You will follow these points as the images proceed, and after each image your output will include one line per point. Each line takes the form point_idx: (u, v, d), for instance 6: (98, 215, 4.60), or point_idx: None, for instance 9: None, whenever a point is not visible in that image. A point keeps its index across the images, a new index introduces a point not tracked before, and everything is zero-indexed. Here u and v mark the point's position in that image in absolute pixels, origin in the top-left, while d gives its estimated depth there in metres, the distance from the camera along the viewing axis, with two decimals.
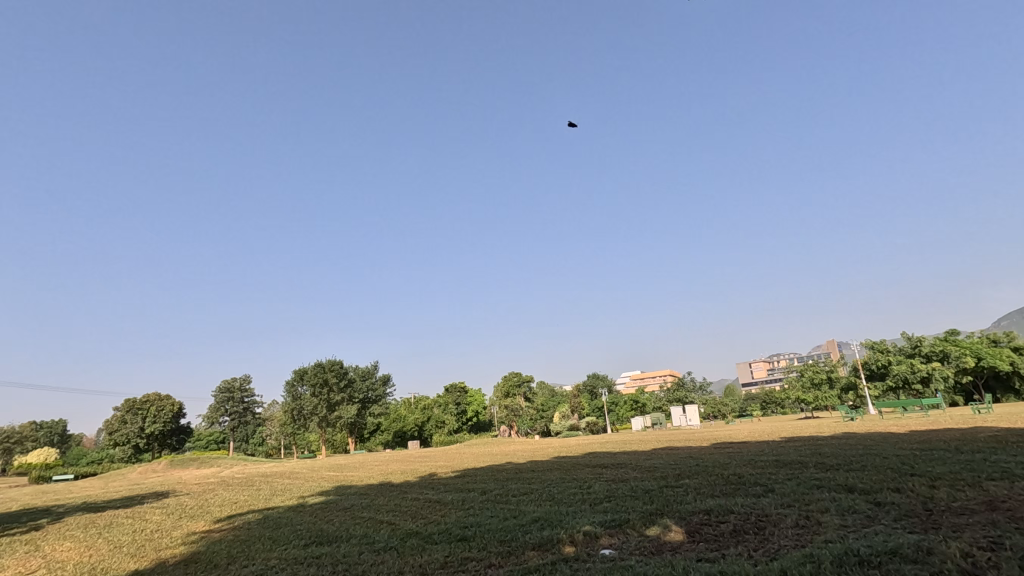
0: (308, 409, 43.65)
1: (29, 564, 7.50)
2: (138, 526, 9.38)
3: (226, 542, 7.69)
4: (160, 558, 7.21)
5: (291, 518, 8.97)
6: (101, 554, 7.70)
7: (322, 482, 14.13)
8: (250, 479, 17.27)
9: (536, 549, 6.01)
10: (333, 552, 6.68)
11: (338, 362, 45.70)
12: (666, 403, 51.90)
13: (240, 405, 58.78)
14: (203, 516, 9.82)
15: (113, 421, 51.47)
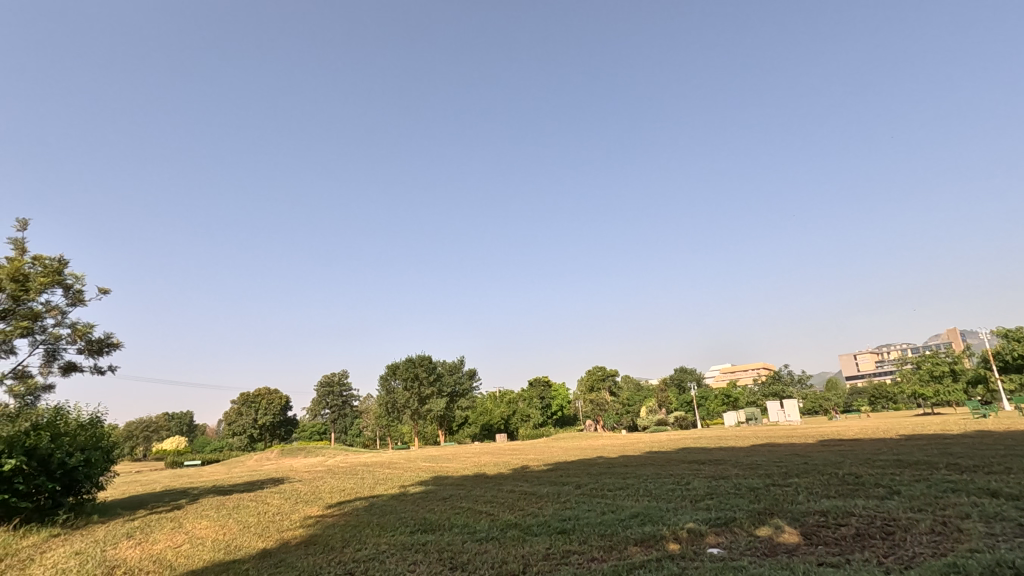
0: (401, 402, 45.84)
1: (175, 539, 8.44)
2: (262, 508, 10.27)
3: (339, 527, 8.24)
4: (283, 538, 7.86)
5: (395, 505, 9.44)
6: (233, 533, 8.52)
7: (420, 472, 14.77)
8: (353, 468, 18.38)
9: (638, 544, 5.91)
10: (438, 540, 6.96)
11: (427, 357, 47.46)
12: (761, 397, 49.00)
13: (340, 398, 62.80)
14: (317, 501, 10.58)
15: (232, 413, 56.94)
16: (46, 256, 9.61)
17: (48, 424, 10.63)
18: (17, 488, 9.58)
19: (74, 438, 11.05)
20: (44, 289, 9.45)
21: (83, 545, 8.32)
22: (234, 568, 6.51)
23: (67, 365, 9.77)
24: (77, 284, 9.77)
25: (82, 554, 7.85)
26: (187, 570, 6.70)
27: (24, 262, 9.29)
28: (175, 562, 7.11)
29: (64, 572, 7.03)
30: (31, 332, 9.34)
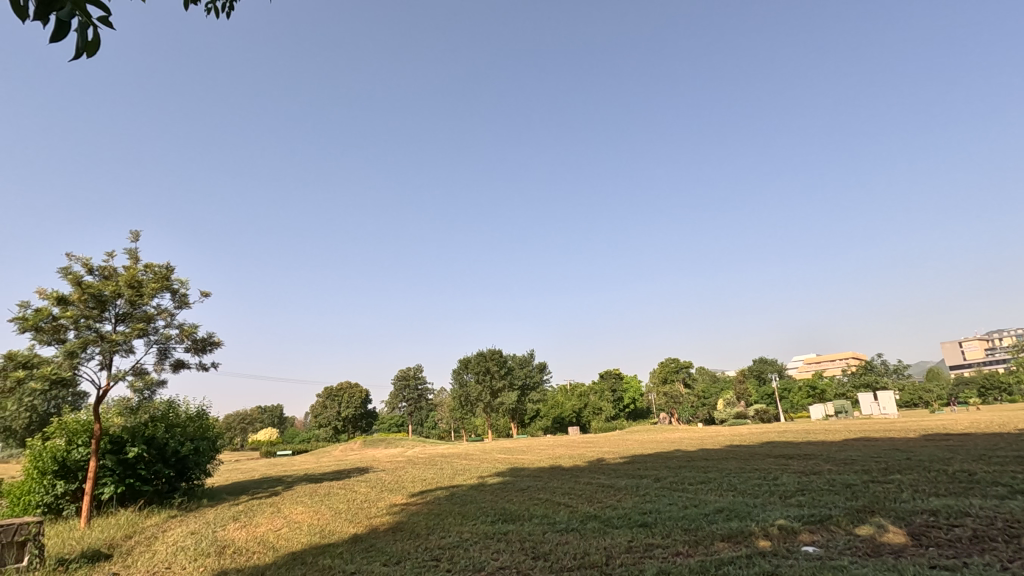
0: (474, 396, 46.82)
1: (275, 522, 9.10)
2: (350, 496, 10.86)
3: (422, 514, 8.55)
4: (372, 524, 8.27)
5: (475, 495, 9.67)
6: (326, 518, 9.07)
7: (497, 463, 15.06)
8: (432, 459, 19.01)
9: (725, 540, 5.72)
10: (518, 529, 7.06)
11: (498, 351, 48.00)
12: (851, 389, 45.84)
13: (415, 391, 65.07)
14: (401, 490, 11.04)
15: (318, 406, 60.48)
16: (155, 264, 10.55)
17: (162, 416, 11.77)
18: (139, 473, 10.70)
19: (185, 428, 12.16)
20: (155, 293, 10.40)
21: (197, 526, 9.15)
22: (329, 550, 6.94)
23: (176, 362, 10.73)
24: (182, 288, 10.66)
25: (197, 534, 8.64)
26: (288, 551, 7.21)
27: (138, 270, 10.25)
28: (277, 544, 7.67)
29: (183, 549, 7.76)
30: (146, 333, 10.31)
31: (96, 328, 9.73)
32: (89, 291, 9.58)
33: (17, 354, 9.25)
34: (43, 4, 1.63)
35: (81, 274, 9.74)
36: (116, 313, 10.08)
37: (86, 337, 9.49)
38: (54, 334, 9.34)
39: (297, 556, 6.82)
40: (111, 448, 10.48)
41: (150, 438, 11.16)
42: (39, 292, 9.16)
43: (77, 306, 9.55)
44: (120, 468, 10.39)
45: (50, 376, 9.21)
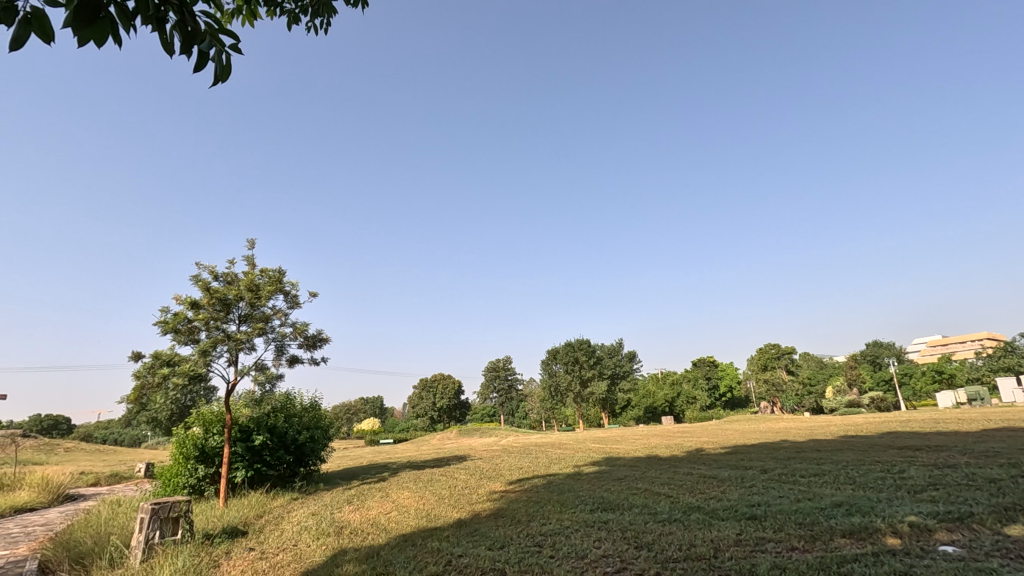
0: (564, 385, 46.96)
1: (385, 506, 9.70)
2: (452, 482, 11.33)
3: (522, 501, 8.72)
4: (474, 510, 8.57)
5: (572, 484, 9.71)
6: (431, 503, 9.52)
7: (591, 453, 15.00)
8: (526, 448, 19.26)
9: (847, 536, 5.33)
10: (619, 518, 7.01)
11: (586, 340, 47.53)
12: (988, 373, 40.79)
13: (506, 382, 66.66)
14: (499, 477, 11.32)
15: (415, 397, 63.60)
16: (270, 268, 11.52)
17: (282, 407, 12.86)
18: (265, 459, 11.79)
19: (301, 418, 13.22)
20: (271, 295, 11.37)
21: (317, 508, 9.94)
22: (437, 533, 7.29)
23: (291, 358, 11.68)
24: (293, 290, 11.55)
25: (317, 514, 9.40)
26: (399, 533, 7.66)
27: (255, 274, 11.26)
28: (388, 526, 8.17)
29: (305, 528, 8.47)
30: (265, 332, 11.30)
31: (224, 328, 10.81)
32: (216, 295, 10.68)
33: (161, 353, 10.50)
34: (187, 38, 1.84)
35: (209, 280, 10.86)
36: (239, 315, 11.14)
37: (216, 337, 10.58)
38: (189, 335, 10.49)
39: (408, 538, 7.23)
40: (240, 436, 11.63)
41: (272, 427, 12.26)
42: (176, 297, 10.35)
43: (207, 309, 10.66)
44: (249, 454, 11.51)
45: (189, 372, 10.39)
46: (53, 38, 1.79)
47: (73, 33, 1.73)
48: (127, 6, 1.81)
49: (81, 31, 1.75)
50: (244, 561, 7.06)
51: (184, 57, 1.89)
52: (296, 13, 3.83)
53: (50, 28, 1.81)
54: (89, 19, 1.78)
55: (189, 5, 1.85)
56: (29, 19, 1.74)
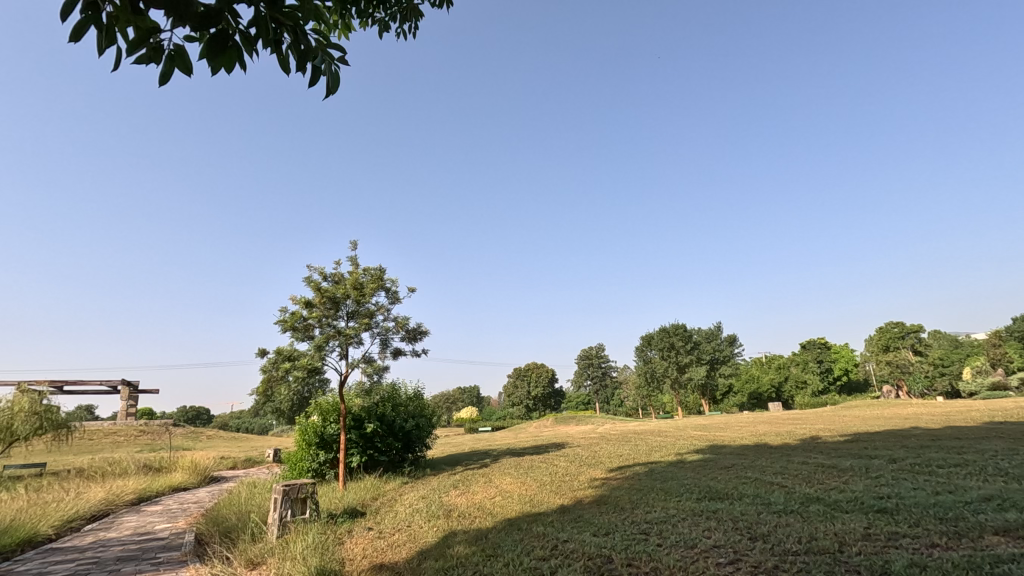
0: (660, 372, 45.64)
1: (490, 491, 10.02)
2: (552, 469, 11.45)
3: (624, 489, 8.64)
4: (577, 496, 8.61)
5: (676, 472, 9.45)
6: (534, 489, 9.70)
7: (694, 440, 14.50)
8: (624, 435, 18.99)
9: (1000, 534, 4.75)
10: (729, 508, 6.74)
11: (681, 325, 45.79)
12: None
13: (599, 369, 66.37)
14: (599, 465, 11.28)
15: (510, 386, 64.99)
16: (371, 267, 12.21)
17: (388, 397, 13.64)
18: (376, 445, 12.60)
19: (407, 407, 13.94)
20: (373, 292, 12.07)
21: (426, 491, 10.48)
22: (541, 519, 7.43)
23: (395, 350, 12.33)
24: (394, 286, 12.16)
25: (427, 498, 9.91)
26: (505, 517, 7.90)
27: (359, 274, 12.00)
28: (494, 510, 8.44)
29: (417, 511, 8.97)
30: (370, 327, 12.02)
31: (335, 325, 11.64)
32: (326, 294, 11.53)
33: (283, 349, 11.54)
34: (301, 55, 1.99)
35: (319, 280, 11.74)
36: (347, 312, 11.92)
37: (328, 333, 11.43)
38: (306, 332, 11.43)
39: (513, 522, 7.42)
40: (354, 424, 12.52)
41: (381, 415, 13.05)
42: (292, 297, 11.29)
43: (319, 308, 11.54)
44: (362, 441, 12.36)
45: (308, 365, 11.31)
46: (193, 70, 2.02)
47: (208, 64, 1.93)
48: (251, 34, 1.99)
49: (214, 61, 1.96)
50: (365, 540, 7.62)
51: (300, 74, 2.04)
52: (386, 21, 4.01)
53: (190, 61, 2.03)
54: (219, 49, 1.97)
55: (301, 25, 1.99)
56: (174, 56, 1.97)
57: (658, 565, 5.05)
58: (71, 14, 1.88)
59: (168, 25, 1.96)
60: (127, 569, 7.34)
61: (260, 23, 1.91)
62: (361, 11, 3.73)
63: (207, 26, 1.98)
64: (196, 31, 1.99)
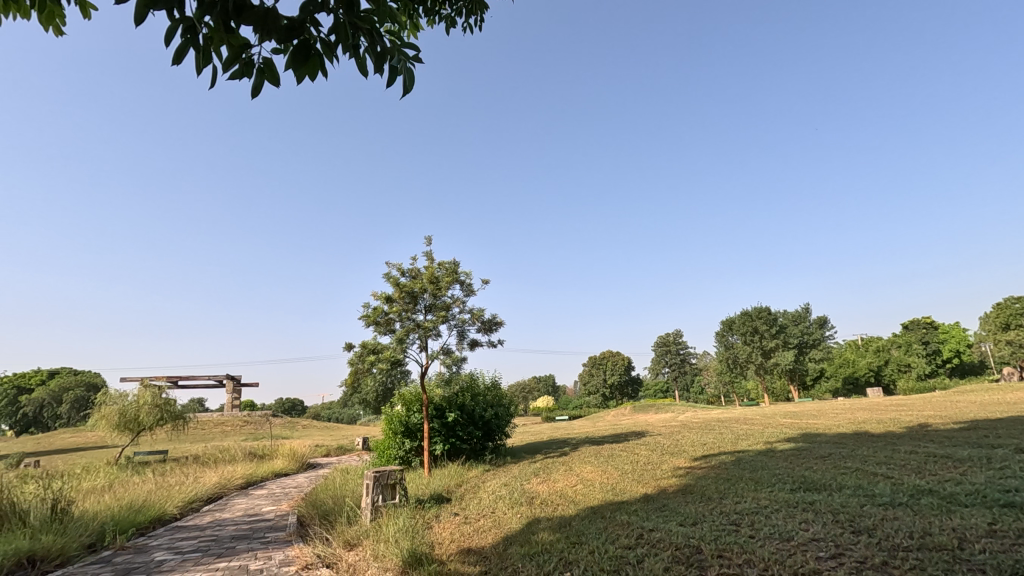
0: (743, 357, 43.63)
1: (570, 479, 10.03)
2: (633, 458, 11.28)
3: (710, 478, 8.35)
4: (660, 485, 8.43)
5: (766, 461, 9.02)
6: (615, 477, 9.60)
7: (784, 428, 13.78)
8: (707, 423, 18.36)
9: None
10: (827, 500, 6.35)
11: (765, 308, 43.52)
12: None
13: (677, 356, 64.64)
14: (683, 453, 10.97)
15: (586, 375, 64.72)
16: (446, 260, 12.53)
17: (468, 387, 13.99)
18: (458, 434, 13.00)
19: (485, 396, 14.22)
20: (449, 286, 12.38)
21: (508, 479, 10.67)
22: (624, 507, 7.35)
23: (472, 341, 12.59)
24: (468, 279, 12.40)
25: (509, 485, 10.09)
26: (588, 505, 7.88)
27: (435, 268, 12.35)
28: (576, 498, 8.43)
29: (500, 497, 9.15)
30: (447, 319, 12.34)
31: (414, 318, 12.05)
32: (405, 289, 11.97)
33: (367, 342, 12.10)
34: (378, 57, 2.05)
35: (397, 276, 12.19)
36: (425, 305, 12.29)
37: (408, 326, 11.86)
38: (387, 326, 11.93)
39: (596, 510, 7.40)
40: (436, 414, 12.98)
41: (461, 405, 13.42)
42: (374, 293, 11.83)
43: (399, 303, 12.01)
44: (444, 429, 12.81)
45: (391, 358, 11.82)
46: (281, 81, 2.13)
47: (294, 74, 2.05)
48: (331, 41, 2.08)
49: (299, 71, 2.07)
50: (452, 524, 7.88)
51: (378, 75, 2.11)
52: (452, 16, 4.05)
53: (278, 72, 2.15)
54: (303, 59, 2.07)
55: (376, 28, 2.05)
56: (262, 69, 2.09)
57: (751, 557, 4.85)
58: (171, 40, 2.05)
59: (257, 40, 2.08)
60: (241, 546, 8.04)
61: (339, 29, 1.98)
62: (428, 9, 3.80)
63: (289, 38, 2.09)
64: (282, 43, 2.11)
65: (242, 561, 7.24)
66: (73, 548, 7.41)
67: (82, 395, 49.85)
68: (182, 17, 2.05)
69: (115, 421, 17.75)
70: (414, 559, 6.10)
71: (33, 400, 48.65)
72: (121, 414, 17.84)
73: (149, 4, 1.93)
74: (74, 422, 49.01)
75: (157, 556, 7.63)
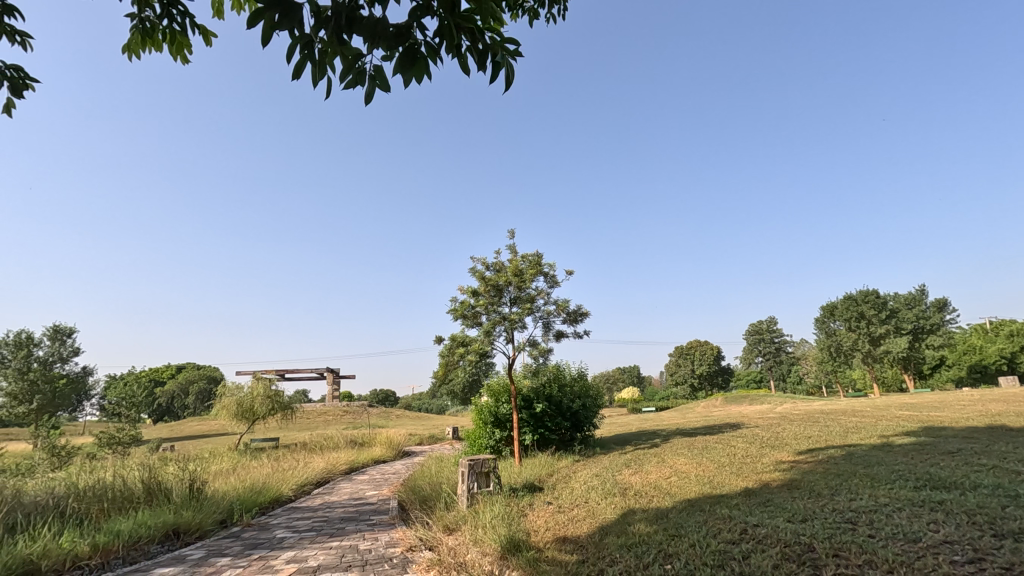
0: (848, 345, 40.55)
1: (664, 471, 9.81)
2: (730, 451, 10.82)
3: (819, 473, 7.84)
4: (763, 480, 8.04)
5: (882, 457, 8.32)
6: (712, 470, 9.27)
7: (901, 421, 12.62)
8: (811, 416, 17.18)
9: None
10: (961, 499, 5.76)
11: (872, 291, 39.97)
12: None
13: (772, 345, 61.37)
14: (785, 447, 10.37)
15: (673, 365, 63.00)
16: (529, 253, 12.62)
17: (555, 377, 14.04)
18: (547, 424, 13.14)
19: (572, 387, 14.20)
20: (533, 278, 12.46)
21: (599, 470, 10.60)
22: (725, 501, 7.09)
23: (558, 333, 12.61)
24: (552, 270, 12.41)
25: (601, 476, 10.02)
26: (684, 498, 7.67)
27: (519, 261, 12.48)
28: (672, 490, 8.24)
29: (592, 488, 9.14)
30: (532, 311, 12.44)
31: (500, 311, 12.27)
32: (490, 283, 12.21)
33: (455, 336, 12.47)
34: (481, 53, 2.10)
35: (483, 270, 12.46)
36: (510, 298, 12.45)
37: (494, 319, 12.09)
38: (474, 319, 12.22)
39: (695, 503, 7.19)
40: (524, 404, 13.16)
41: (549, 396, 13.51)
42: (460, 288, 12.17)
43: (484, 296, 12.27)
44: (533, 420, 13.00)
45: (480, 350, 12.09)
46: (391, 85, 2.25)
47: (402, 78, 2.15)
48: (435, 42, 2.15)
49: (407, 73, 2.16)
50: (546, 513, 7.99)
51: (481, 72, 2.17)
52: (536, 8, 4.06)
53: (388, 78, 2.26)
54: (411, 63, 2.17)
55: (479, 25, 2.10)
56: (374, 76, 2.22)
57: (873, 558, 4.52)
58: (292, 56, 2.22)
59: (367, 49, 2.19)
60: (350, 528, 8.62)
61: (444, 31, 2.05)
62: (511, 3, 3.85)
63: (395, 44, 2.19)
64: (390, 51, 2.22)
65: (353, 541, 7.77)
66: (208, 523, 8.29)
67: (205, 387, 55.41)
68: (301, 35, 2.21)
69: (233, 411, 19.58)
70: (512, 546, 6.23)
71: (166, 392, 54.88)
72: (238, 404, 19.64)
73: (275, 26, 2.10)
74: (199, 412, 54.76)
75: (278, 534, 8.36)
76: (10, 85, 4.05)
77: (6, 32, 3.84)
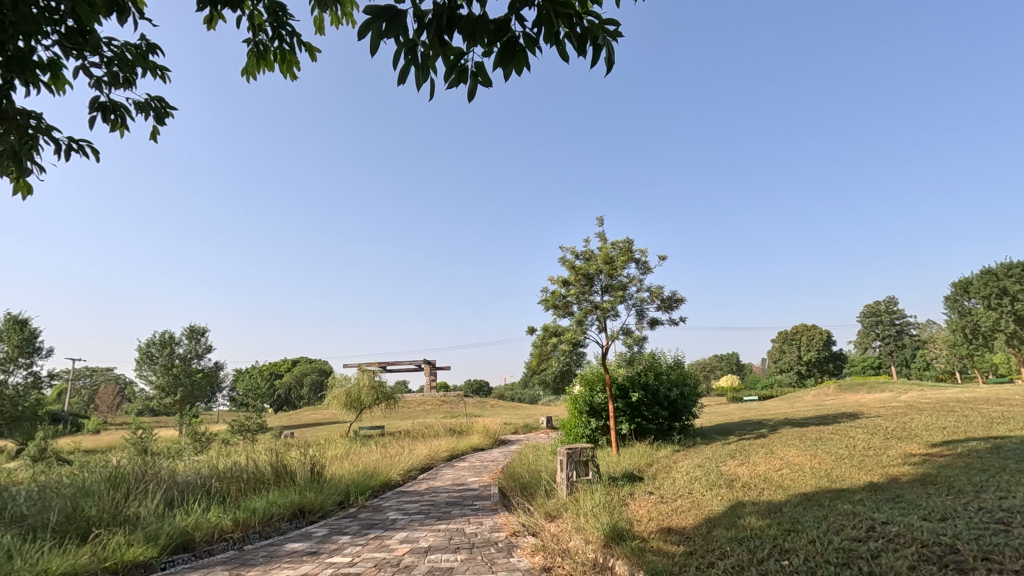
0: (986, 326, 36.08)
1: (774, 462, 9.28)
2: (849, 442, 10.00)
3: (959, 468, 7.03)
4: (890, 474, 7.36)
5: None
6: (829, 463, 8.62)
7: None
8: (943, 405, 15.47)
9: None
10: None
11: (1016, 264, 35.24)
12: None
13: (892, 327, 55.99)
14: (915, 438, 9.40)
15: (777, 351, 59.35)
16: (619, 240, 12.39)
17: (650, 366, 13.72)
18: (644, 413, 12.90)
19: (669, 375, 13.80)
20: (625, 265, 12.21)
21: (701, 460, 10.23)
22: (846, 496, 6.57)
23: (652, 320, 12.29)
24: (644, 256, 12.09)
25: (704, 467, 9.67)
26: (799, 492, 7.20)
27: (609, 248, 12.28)
28: (784, 483, 7.78)
29: (696, 478, 8.85)
30: (625, 299, 12.22)
31: (591, 300, 12.16)
32: (580, 272, 12.12)
33: (548, 325, 12.52)
34: (580, 37, 2.09)
35: (572, 259, 12.39)
36: (601, 286, 12.30)
37: (586, 307, 12.01)
38: (566, 308, 12.21)
39: (812, 498, 6.73)
40: (619, 394, 12.98)
41: (645, 385, 13.22)
42: (551, 278, 12.18)
43: (575, 285, 12.22)
44: (629, 409, 12.82)
45: (573, 339, 12.05)
46: (491, 80, 2.29)
47: (502, 70, 2.18)
48: (533, 33, 2.17)
49: (506, 65, 2.19)
50: (648, 503, 7.85)
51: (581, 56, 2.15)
52: None
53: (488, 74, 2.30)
54: (510, 55, 2.19)
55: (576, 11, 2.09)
56: (475, 72, 2.27)
57: None
58: (397, 62, 2.33)
59: (467, 47, 2.25)
60: (456, 512, 9.00)
61: (542, 21, 2.05)
62: None
63: (493, 39, 2.23)
64: (490, 46, 2.27)
65: (459, 524, 8.10)
66: (328, 504, 9.00)
67: (318, 380, 60.18)
68: (405, 40, 2.30)
69: (343, 400, 21.08)
70: (616, 535, 6.19)
71: (284, 384, 60.32)
72: (347, 394, 21.09)
73: (382, 35, 2.21)
74: (313, 402, 59.54)
75: (391, 515, 8.91)
76: (155, 114, 4.60)
77: (149, 68, 4.34)
